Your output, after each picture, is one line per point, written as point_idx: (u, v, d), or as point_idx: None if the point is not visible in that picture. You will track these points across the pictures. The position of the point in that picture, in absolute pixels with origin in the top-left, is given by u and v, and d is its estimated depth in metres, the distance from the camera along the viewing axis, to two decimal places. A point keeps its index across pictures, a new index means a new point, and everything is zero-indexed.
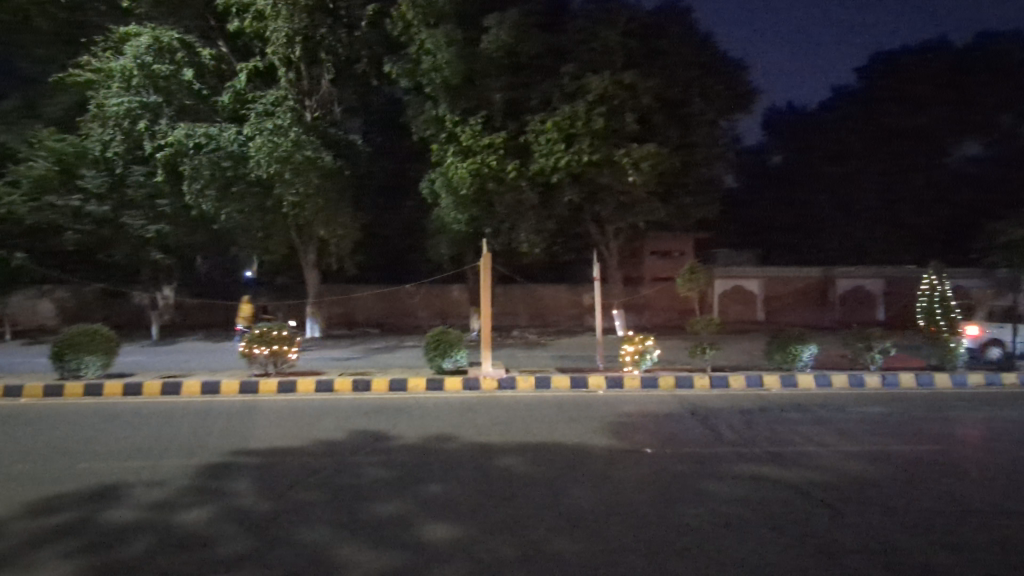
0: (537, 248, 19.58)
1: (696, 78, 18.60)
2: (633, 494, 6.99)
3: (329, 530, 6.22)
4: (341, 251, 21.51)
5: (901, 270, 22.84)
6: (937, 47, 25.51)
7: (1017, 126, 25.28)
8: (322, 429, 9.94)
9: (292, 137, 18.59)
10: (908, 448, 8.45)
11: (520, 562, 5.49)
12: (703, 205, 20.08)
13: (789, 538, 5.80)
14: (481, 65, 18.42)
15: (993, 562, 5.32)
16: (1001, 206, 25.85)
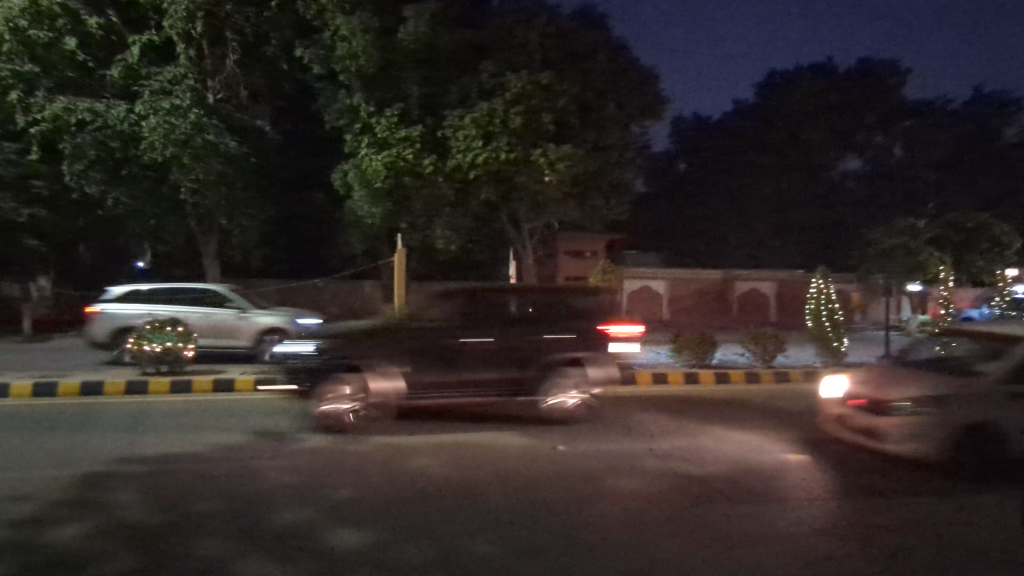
0: (454, 246, 19.25)
1: (611, 82, 19.02)
2: (543, 492, 7.04)
3: (227, 541, 5.82)
4: (245, 244, 20.31)
5: (792, 275, 24.60)
6: (824, 68, 27.92)
7: (889, 146, 28.66)
8: (222, 432, 9.32)
9: (191, 119, 17.43)
10: (783, 446, 8.75)
11: (432, 567, 5.32)
12: (615, 208, 20.52)
13: (694, 532, 6.01)
14: (398, 56, 18.10)
15: (874, 544, 5.78)
16: (876, 217, 28.56)
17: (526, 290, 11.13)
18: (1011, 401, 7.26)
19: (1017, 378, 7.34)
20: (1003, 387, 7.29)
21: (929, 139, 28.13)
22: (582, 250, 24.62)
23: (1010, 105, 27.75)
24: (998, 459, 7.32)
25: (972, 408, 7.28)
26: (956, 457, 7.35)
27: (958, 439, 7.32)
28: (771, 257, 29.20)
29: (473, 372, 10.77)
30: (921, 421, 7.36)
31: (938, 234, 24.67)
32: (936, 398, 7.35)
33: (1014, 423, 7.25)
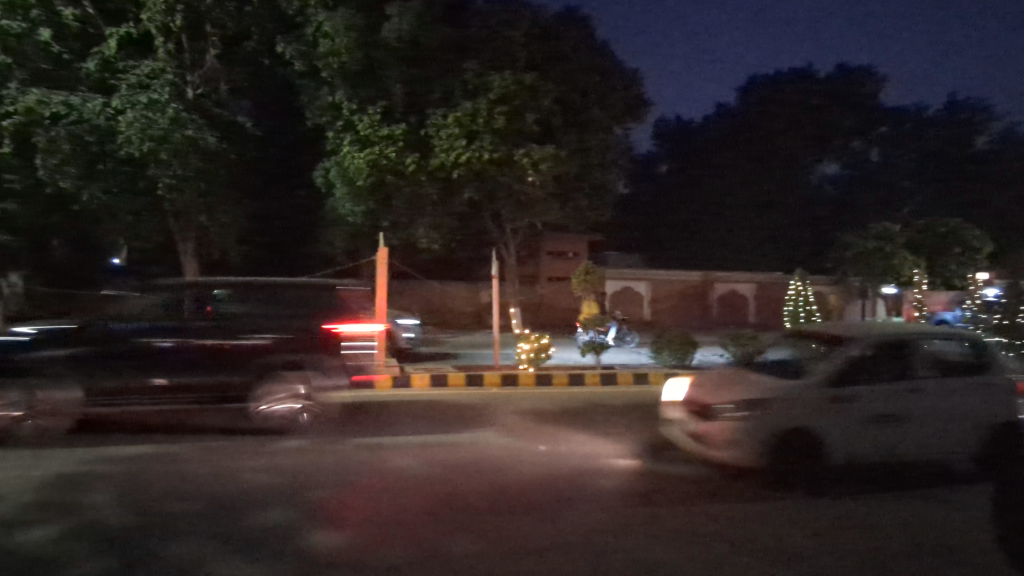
0: (436, 245, 19.25)
1: (594, 84, 19.14)
2: (524, 492, 7.04)
3: (205, 543, 5.74)
4: (224, 241, 20.04)
5: (770, 277, 24.97)
6: (803, 74, 28.50)
7: (865, 151, 29.28)
8: (202, 432, 9.20)
9: (170, 114, 17.18)
10: (624, 447, 8.78)
11: (413, 567, 5.31)
12: (597, 209, 20.62)
13: (675, 532, 6.07)
14: (382, 53, 18.00)
15: (851, 541, 5.88)
16: (853, 221, 29.07)
17: (219, 284, 9.28)
18: (830, 407, 7.31)
19: (838, 384, 7.37)
20: (822, 394, 7.32)
21: (904, 144, 28.71)
22: (565, 250, 24.80)
23: (981, 112, 28.52)
24: (813, 463, 7.45)
25: (790, 414, 7.31)
26: (774, 463, 7.43)
27: (777, 443, 7.38)
28: (751, 259, 29.53)
29: (177, 380, 9.06)
30: (737, 428, 7.40)
31: (912, 238, 25.18)
32: (752, 403, 7.35)
33: (830, 429, 7.34)
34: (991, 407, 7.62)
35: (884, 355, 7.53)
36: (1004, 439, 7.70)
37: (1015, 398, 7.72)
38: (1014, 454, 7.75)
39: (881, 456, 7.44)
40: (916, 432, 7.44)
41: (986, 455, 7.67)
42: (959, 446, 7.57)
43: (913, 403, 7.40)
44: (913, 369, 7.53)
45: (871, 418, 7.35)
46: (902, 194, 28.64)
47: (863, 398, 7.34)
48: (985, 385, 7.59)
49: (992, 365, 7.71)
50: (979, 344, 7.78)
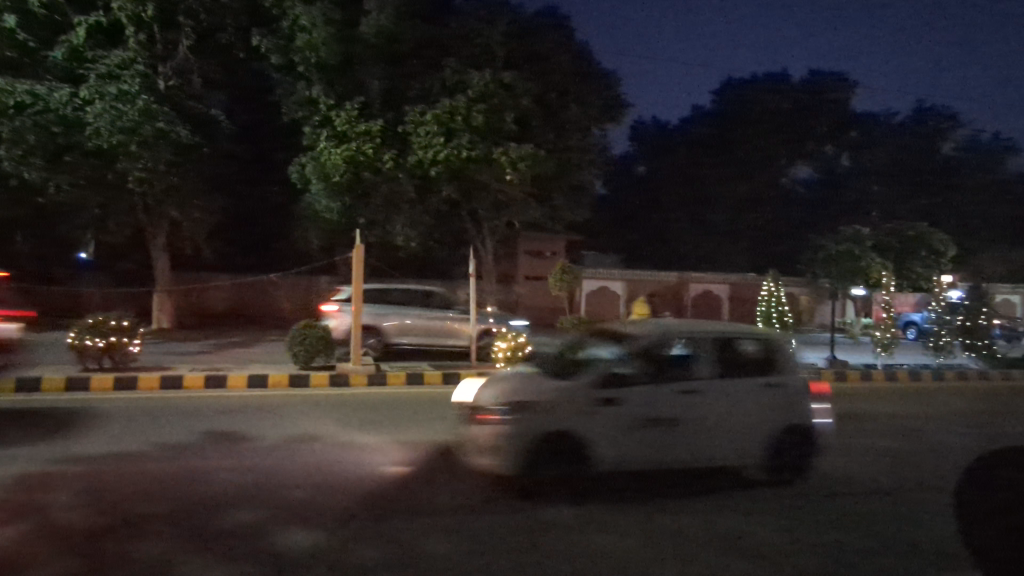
0: (413, 243, 19.09)
1: (572, 84, 19.20)
2: (502, 492, 7.08)
3: (174, 544, 5.64)
4: (196, 237, 19.65)
5: (743, 277, 25.37)
6: (778, 78, 28.96)
7: (837, 155, 29.86)
8: (171, 431, 9.04)
9: (140, 106, 16.77)
10: (407, 453, 8.38)
11: (386, 567, 5.27)
12: (575, 208, 20.71)
13: (649, 530, 6.12)
14: (360, 49, 17.84)
15: (820, 536, 6.01)
16: (824, 224, 29.68)
17: None
18: (599, 410, 7.06)
19: (609, 386, 7.12)
20: (591, 395, 7.05)
21: (874, 149, 29.38)
22: (542, 249, 24.54)
23: (948, 119, 29.32)
24: (580, 470, 7.13)
25: (555, 417, 7.01)
26: (536, 470, 7.08)
27: (543, 448, 7.06)
28: (725, 260, 29.94)
29: None
30: (499, 433, 7.04)
31: (880, 241, 25.81)
32: (514, 406, 7.01)
33: (597, 433, 7.07)
34: (773, 410, 7.62)
35: (659, 356, 7.36)
36: (787, 443, 7.72)
37: (800, 400, 7.77)
38: (799, 458, 7.78)
39: (658, 463, 7.24)
40: (694, 436, 7.31)
41: (772, 459, 7.65)
42: (742, 450, 7.51)
43: (687, 406, 7.27)
44: (694, 369, 7.41)
45: (642, 421, 7.14)
46: (871, 199, 29.37)
47: (637, 402, 7.13)
48: (767, 387, 7.61)
49: (777, 367, 7.73)
50: (767, 345, 7.80)
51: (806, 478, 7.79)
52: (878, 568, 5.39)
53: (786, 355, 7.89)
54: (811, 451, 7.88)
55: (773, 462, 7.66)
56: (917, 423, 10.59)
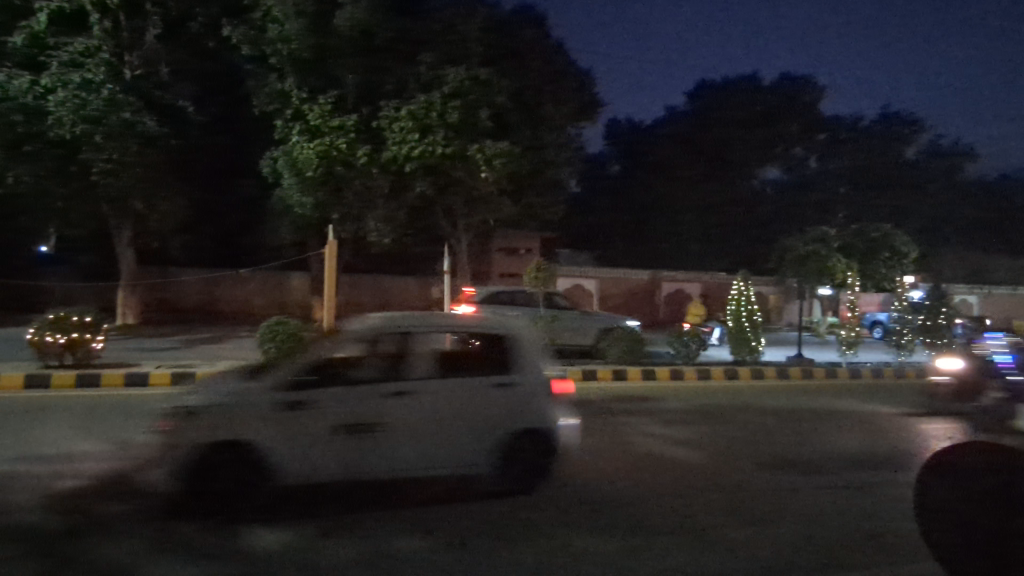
0: (387, 239, 18.90)
1: (548, 82, 19.21)
2: (477, 486, 7.08)
3: (139, 544, 5.53)
4: (163, 231, 19.16)
5: (715, 277, 25.74)
6: (749, 82, 29.53)
7: (805, 158, 30.51)
8: (139, 429, 8.84)
9: (105, 96, 16.46)
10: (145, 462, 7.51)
11: (357, 566, 5.20)
12: (550, 206, 20.73)
13: (621, 523, 6.14)
14: (333, 42, 17.62)
15: (792, 528, 6.11)
16: (792, 225, 30.26)
17: None
18: (282, 415, 6.26)
19: (298, 388, 6.33)
20: (273, 398, 6.27)
21: (842, 152, 30.07)
22: (517, 246, 24.77)
23: (910, 124, 30.22)
24: (260, 485, 6.31)
25: (229, 423, 6.22)
26: (207, 485, 6.25)
27: (213, 456, 6.26)
28: (697, 260, 30.33)
29: None
30: (171, 441, 6.28)
31: (845, 242, 26.42)
32: (189, 412, 6.29)
33: (278, 442, 6.27)
34: (503, 413, 6.80)
35: (364, 356, 6.56)
36: (523, 451, 6.91)
37: (537, 403, 6.91)
38: (539, 467, 7.00)
39: (353, 474, 6.42)
40: (401, 443, 6.49)
41: (505, 466, 6.86)
42: (463, 458, 6.70)
43: (391, 410, 6.45)
44: (404, 368, 6.59)
45: (333, 428, 6.32)
46: (838, 200, 30.10)
47: (330, 405, 6.33)
48: (497, 388, 6.78)
49: (512, 365, 6.89)
50: (502, 340, 6.94)
51: (546, 489, 7.03)
52: (847, 555, 5.56)
53: (528, 349, 7.02)
54: (552, 459, 7.08)
55: (506, 472, 6.86)
56: (881, 420, 10.88)
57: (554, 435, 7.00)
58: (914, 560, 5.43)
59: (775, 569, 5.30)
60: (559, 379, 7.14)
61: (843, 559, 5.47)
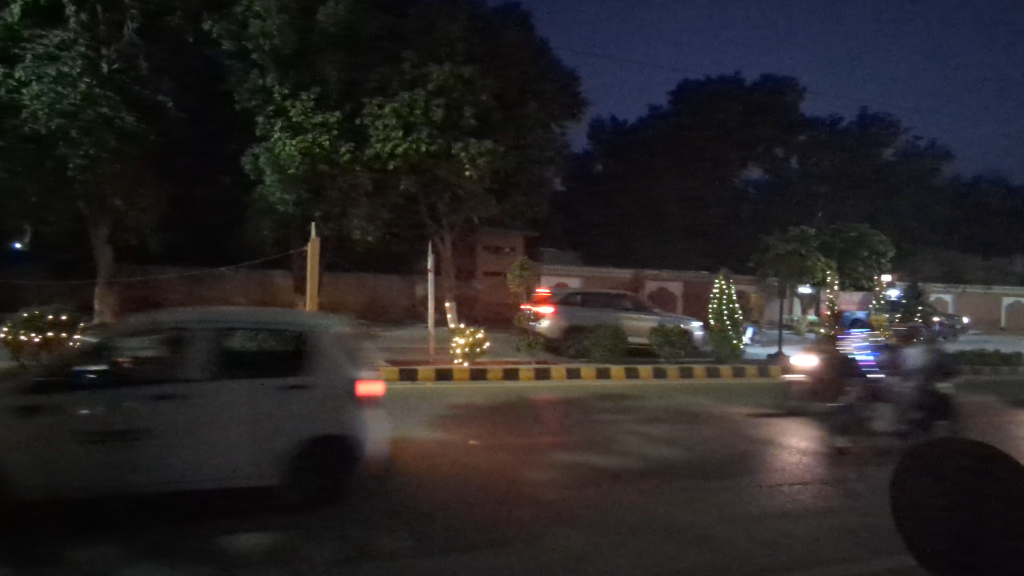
0: (370, 237, 18.81)
1: (532, 81, 19.23)
2: (459, 485, 7.11)
3: (118, 547, 5.45)
4: (142, 228, 18.86)
5: (697, 275, 25.91)
6: (731, 82, 29.80)
7: (785, 158, 30.88)
8: None
9: (81, 90, 16.09)
10: None
11: (342, 565, 5.20)
12: (534, 205, 20.78)
13: (604, 521, 6.20)
14: (316, 38, 17.46)
15: (772, 524, 6.20)
16: (772, 224, 30.58)
17: None
18: (24, 421, 5.69)
19: (44, 392, 5.76)
20: (13, 404, 5.70)
21: (822, 152, 30.44)
22: (501, 245, 24.75)
23: (888, 126, 30.68)
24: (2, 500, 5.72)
25: None
26: None
27: (52, 467, 5.74)
28: (679, 258, 30.54)
29: None
30: None
31: (824, 242, 26.80)
32: None
33: (22, 452, 5.69)
34: (289, 418, 6.29)
35: (126, 357, 6.02)
36: (317, 459, 6.41)
37: (335, 408, 6.42)
38: (332, 478, 6.47)
39: (111, 487, 5.87)
40: (167, 451, 5.96)
41: (297, 475, 6.36)
42: (243, 467, 6.18)
43: (157, 415, 5.92)
44: (175, 370, 6.07)
45: (87, 436, 5.78)
46: (818, 201, 30.48)
47: (81, 411, 5.78)
48: (286, 391, 6.29)
49: (307, 365, 6.44)
50: (297, 339, 6.49)
51: (350, 500, 6.55)
52: (814, 551, 5.62)
53: (327, 346, 6.56)
54: (357, 468, 6.59)
55: (298, 483, 6.36)
56: None
57: (356, 442, 6.50)
58: (892, 555, 5.56)
59: (756, 564, 5.37)
60: (365, 381, 6.60)
61: (793, 556, 5.51)
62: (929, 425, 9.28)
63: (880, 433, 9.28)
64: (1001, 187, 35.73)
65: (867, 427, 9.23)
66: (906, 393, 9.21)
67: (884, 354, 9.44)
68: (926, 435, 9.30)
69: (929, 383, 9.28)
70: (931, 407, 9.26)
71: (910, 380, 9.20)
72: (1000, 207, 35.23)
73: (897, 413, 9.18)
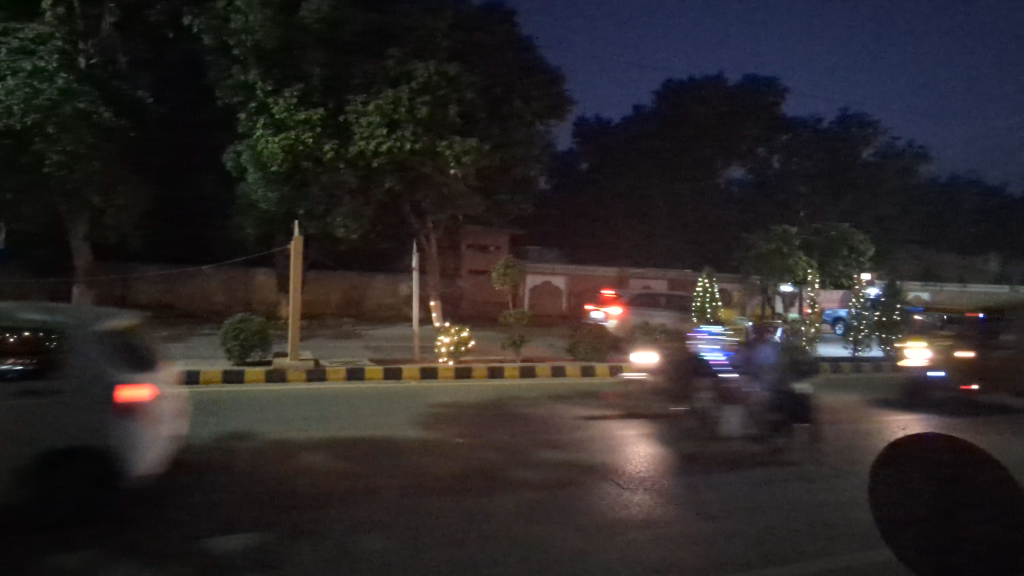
0: (354, 235, 18.65)
1: (517, 79, 19.20)
2: (442, 484, 7.08)
3: (97, 549, 5.41)
4: (121, 225, 18.62)
5: (681, 273, 26.12)
6: (715, 82, 30.03)
7: (768, 158, 31.19)
8: None
9: (58, 86, 15.84)
10: None
11: (323, 566, 5.15)
12: (519, 203, 20.80)
13: (587, 518, 6.19)
14: (299, 34, 17.31)
15: (755, 519, 6.24)
16: (756, 223, 30.82)
17: None
18: None
19: None
20: None
21: (803, 152, 30.78)
22: (486, 243, 24.73)
23: (869, 126, 31.07)
24: None
25: None
26: None
27: None
28: (663, 256, 30.77)
29: None
30: None
31: (805, 241, 27.14)
32: None
33: None
34: (33, 428, 5.81)
35: None
36: (72, 471, 5.96)
37: (93, 416, 5.97)
38: (89, 494, 6.02)
39: None
40: None
41: (49, 488, 5.89)
42: None
43: None
44: None
45: None
46: (800, 200, 30.81)
47: None
48: (30, 396, 5.81)
49: (61, 368, 5.94)
50: (53, 339, 6.00)
51: (116, 516, 6.10)
52: (667, 556, 5.40)
53: (80, 347, 6.04)
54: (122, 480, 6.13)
55: (50, 497, 5.89)
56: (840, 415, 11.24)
57: (115, 455, 6.06)
58: (869, 548, 5.65)
59: (739, 558, 5.41)
60: (128, 386, 6.15)
61: (606, 560, 5.30)
62: (785, 429, 8.97)
63: (728, 439, 8.94)
64: (977, 187, 36.43)
65: (712, 429, 8.99)
66: (760, 396, 8.87)
67: (737, 353, 9.07)
68: (786, 437, 8.98)
69: (785, 383, 8.99)
70: (786, 409, 8.97)
71: (760, 381, 8.86)
72: (977, 207, 35.94)
73: (747, 419, 8.81)
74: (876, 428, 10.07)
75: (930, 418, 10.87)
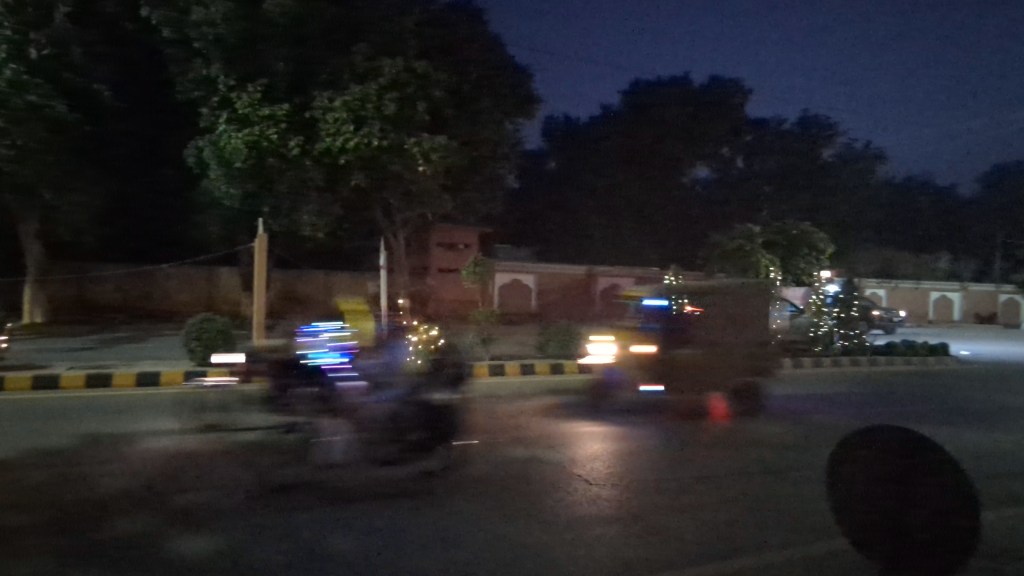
0: (321, 233, 18.40)
1: (485, 77, 19.12)
2: (411, 484, 7.06)
3: (52, 555, 5.24)
4: (77, 223, 18.02)
5: (647, 271, 26.51)
6: (680, 83, 30.53)
7: (732, 158, 31.81)
8: (51, 435, 8.32)
9: (7, 78, 15.12)
10: None
11: (293, 566, 5.13)
12: (486, 201, 20.96)
13: (553, 515, 6.24)
14: (263, 28, 16.96)
15: (717, 511, 6.39)
16: (722, 221, 31.32)
17: None
18: None
19: None
20: None
21: (765, 152, 31.54)
22: (455, 242, 24.71)
23: (829, 127, 31.98)
24: None
25: None
26: None
27: None
28: (630, 254, 31.16)
29: None
30: None
31: (768, 239, 27.77)
32: None
33: None
34: None
35: None
36: None
37: None
38: None
39: None
40: None
41: None
42: None
43: None
44: None
45: None
46: (763, 199, 31.49)
47: None
48: None
49: None
50: None
51: None
52: (630, 551, 5.47)
53: None
54: None
55: None
56: (795, 409, 11.63)
57: None
58: (828, 537, 5.82)
59: (702, 549, 5.56)
60: None
61: (560, 556, 5.35)
62: (427, 448, 7.42)
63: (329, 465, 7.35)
64: (930, 188, 37.91)
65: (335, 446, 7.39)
66: (398, 407, 7.31)
67: (363, 356, 7.53)
68: (423, 456, 7.43)
69: (417, 394, 7.41)
70: (416, 424, 7.37)
71: (389, 391, 7.35)
72: (928, 206, 37.40)
73: (358, 444, 7.36)
74: (635, 435, 9.28)
75: (685, 424, 10.07)
